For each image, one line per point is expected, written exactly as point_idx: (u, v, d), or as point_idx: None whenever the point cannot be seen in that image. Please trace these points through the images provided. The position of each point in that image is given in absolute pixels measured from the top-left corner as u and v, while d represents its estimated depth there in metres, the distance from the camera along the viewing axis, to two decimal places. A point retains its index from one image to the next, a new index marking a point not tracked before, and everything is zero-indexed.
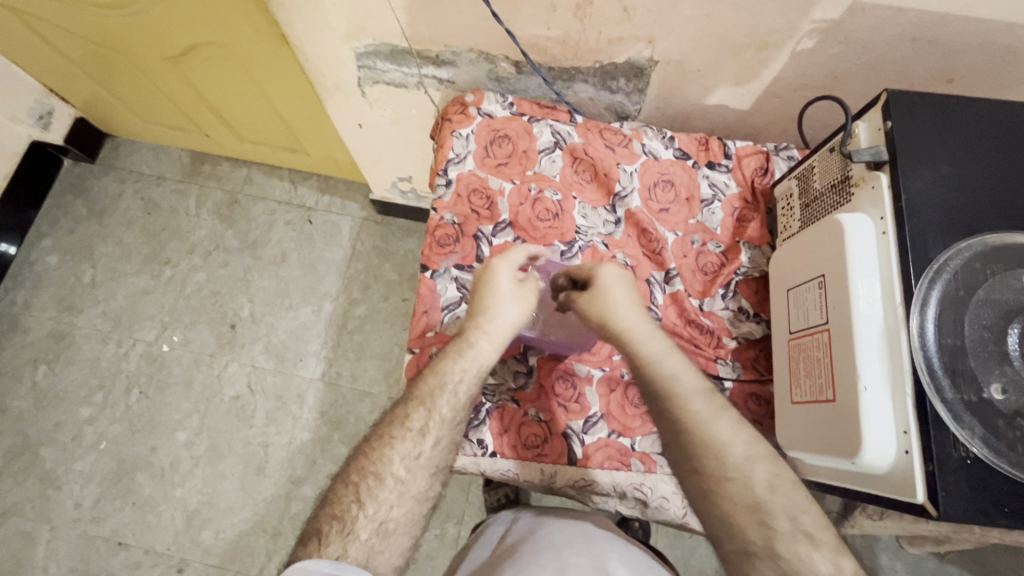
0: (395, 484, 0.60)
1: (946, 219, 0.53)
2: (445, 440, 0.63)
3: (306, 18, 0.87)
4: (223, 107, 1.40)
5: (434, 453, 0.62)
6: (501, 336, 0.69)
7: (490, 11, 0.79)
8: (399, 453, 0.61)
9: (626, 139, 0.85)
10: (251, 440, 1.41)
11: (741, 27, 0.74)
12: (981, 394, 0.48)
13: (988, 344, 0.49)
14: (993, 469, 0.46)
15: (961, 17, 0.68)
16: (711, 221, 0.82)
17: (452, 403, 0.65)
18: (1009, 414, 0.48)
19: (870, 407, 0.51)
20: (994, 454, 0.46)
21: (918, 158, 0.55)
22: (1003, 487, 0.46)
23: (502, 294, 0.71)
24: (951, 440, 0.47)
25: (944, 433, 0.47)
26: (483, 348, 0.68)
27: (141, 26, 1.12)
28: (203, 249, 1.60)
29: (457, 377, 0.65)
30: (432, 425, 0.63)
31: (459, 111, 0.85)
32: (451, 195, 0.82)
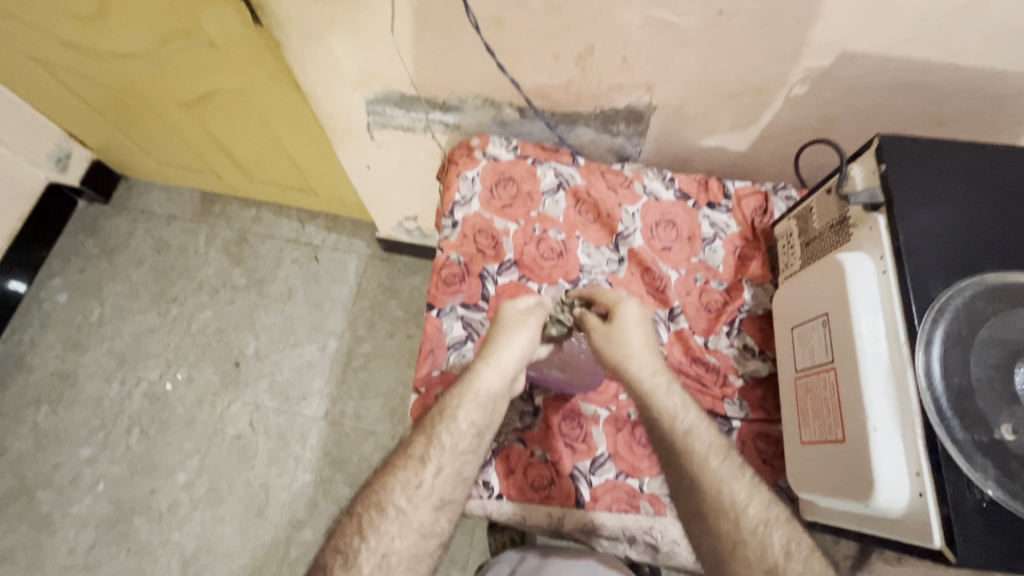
0: (396, 515, 0.61)
1: (945, 259, 0.54)
2: (448, 470, 0.64)
3: (318, 67, 0.93)
4: (236, 150, 1.45)
5: (436, 483, 0.63)
6: (507, 368, 0.69)
7: (495, 62, 0.84)
8: (400, 483, 0.62)
9: (628, 180, 0.87)
10: (251, 481, 1.39)
11: (736, 74, 0.78)
12: (992, 435, 0.48)
13: (997, 384, 0.49)
14: (1011, 513, 0.45)
15: (949, 64, 0.71)
16: (713, 259, 0.83)
17: (451, 430, 0.65)
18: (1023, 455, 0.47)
19: (880, 447, 0.50)
20: (1010, 497, 0.46)
21: (914, 200, 0.56)
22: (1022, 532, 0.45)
23: (508, 324, 0.71)
24: (965, 482, 0.46)
25: (958, 475, 0.46)
26: (490, 379, 0.68)
27: (162, 74, 1.17)
28: (210, 287, 1.62)
29: (457, 402, 0.66)
30: (432, 451, 0.64)
31: (465, 154, 0.88)
32: (457, 235, 0.84)
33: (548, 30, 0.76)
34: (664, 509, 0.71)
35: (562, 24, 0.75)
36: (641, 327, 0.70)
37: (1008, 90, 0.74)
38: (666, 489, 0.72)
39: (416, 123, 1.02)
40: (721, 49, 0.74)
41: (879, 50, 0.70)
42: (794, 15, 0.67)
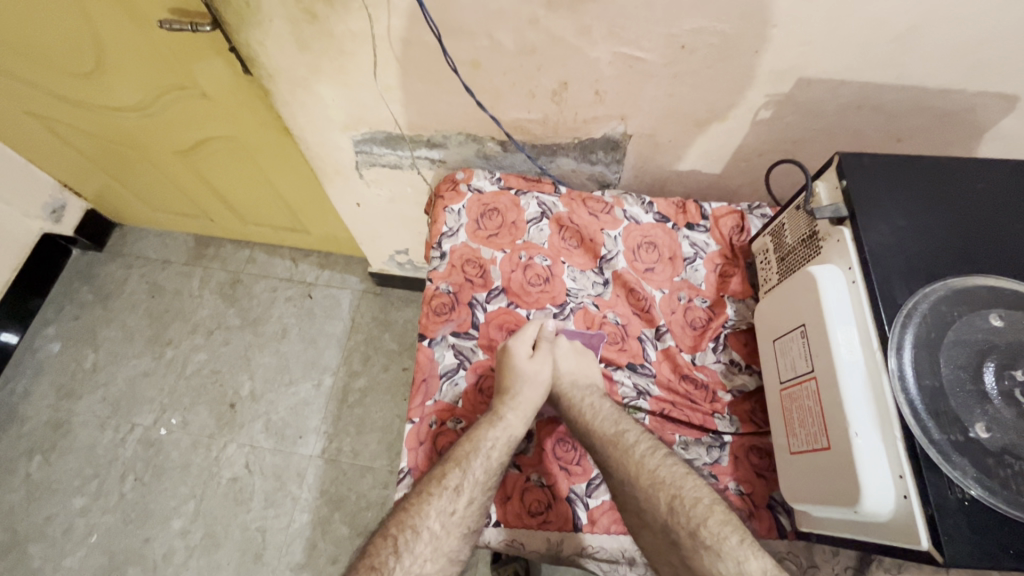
0: (430, 538, 0.63)
1: (908, 266, 0.56)
2: (478, 501, 0.67)
3: (308, 112, 0.98)
4: (229, 194, 1.48)
5: (467, 512, 0.66)
6: (525, 411, 0.73)
7: (474, 100, 0.88)
8: (437, 510, 0.64)
9: (608, 207, 0.90)
10: (248, 525, 1.37)
11: (701, 102, 0.82)
12: (967, 434, 0.49)
13: (963, 382, 0.51)
14: (991, 509, 0.47)
15: (900, 85, 0.75)
16: (695, 278, 0.85)
17: (485, 466, 0.68)
18: (997, 452, 0.49)
19: (863, 453, 0.51)
20: (988, 493, 0.47)
21: (874, 213, 0.59)
22: (1003, 527, 0.47)
23: (523, 373, 0.74)
24: (948, 482, 0.47)
25: (939, 475, 0.48)
26: (513, 422, 0.72)
27: (155, 124, 1.20)
28: (205, 329, 1.63)
29: (491, 442, 0.70)
30: (466, 484, 0.66)
31: (451, 189, 0.92)
32: (446, 266, 0.86)
33: (524, 69, 0.81)
34: None
35: (536, 64, 0.80)
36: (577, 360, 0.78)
37: (958, 107, 0.78)
38: None
39: (403, 162, 1.07)
40: (686, 80, 0.78)
41: (833, 75, 0.75)
42: (752, 46, 0.72)
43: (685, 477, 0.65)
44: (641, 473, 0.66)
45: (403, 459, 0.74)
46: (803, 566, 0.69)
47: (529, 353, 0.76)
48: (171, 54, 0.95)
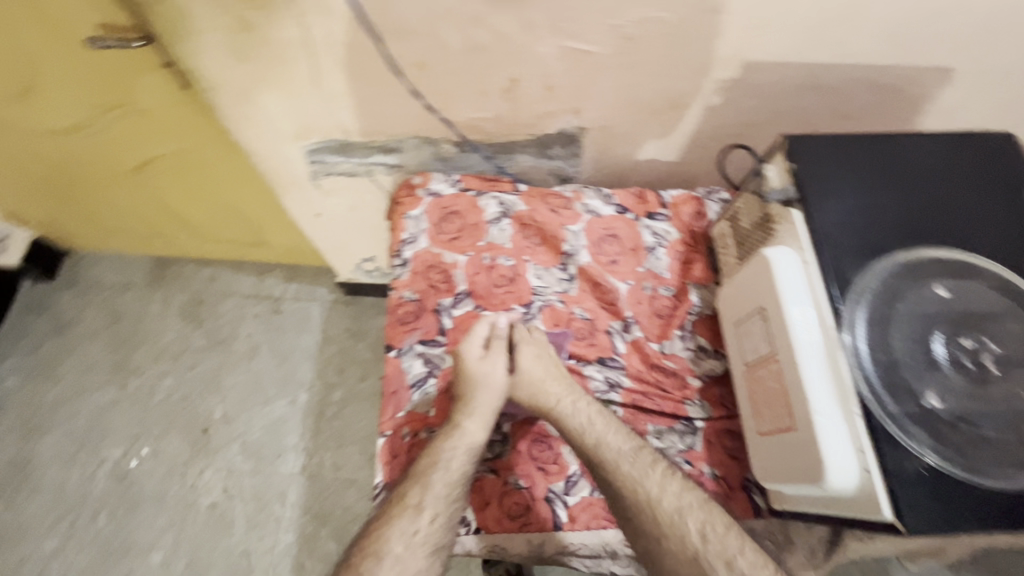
0: (395, 562, 0.61)
1: (859, 244, 0.57)
2: (442, 518, 0.65)
3: (255, 124, 0.95)
4: (184, 212, 1.43)
5: (430, 530, 0.63)
6: (484, 416, 0.71)
7: (423, 102, 0.86)
8: (399, 531, 0.63)
9: (568, 202, 0.89)
10: (232, 550, 1.35)
11: (652, 91, 0.82)
12: (922, 404, 0.51)
13: (915, 353, 0.53)
14: (949, 476, 0.48)
15: (842, 64, 0.76)
16: (658, 267, 0.86)
17: (445, 479, 0.66)
18: (951, 419, 0.50)
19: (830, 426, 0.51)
20: (945, 460, 0.49)
21: (824, 192, 0.60)
22: (963, 493, 0.48)
23: (477, 377, 0.73)
24: (909, 453, 0.49)
25: (900, 446, 0.49)
26: (472, 429, 0.70)
27: (97, 144, 1.15)
28: (171, 353, 1.58)
29: (450, 453, 0.68)
30: (427, 500, 0.65)
31: (409, 194, 0.91)
32: (409, 274, 0.85)
33: (473, 68, 0.79)
34: None
35: (485, 63, 0.78)
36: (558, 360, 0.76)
37: (899, 82, 0.79)
38: None
39: (359, 168, 1.05)
40: (637, 70, 0.78)
41: (779, 58, 0.75)
42: (697, 32, 0.72)
43: (659, 469, 0.65)
44: (615, 469, 0.65)
45: (377, 474, 0.74)
46: (780, 544, 0.70)
47: (482, 354, 0.75)
48: (106, 71, 0.91)
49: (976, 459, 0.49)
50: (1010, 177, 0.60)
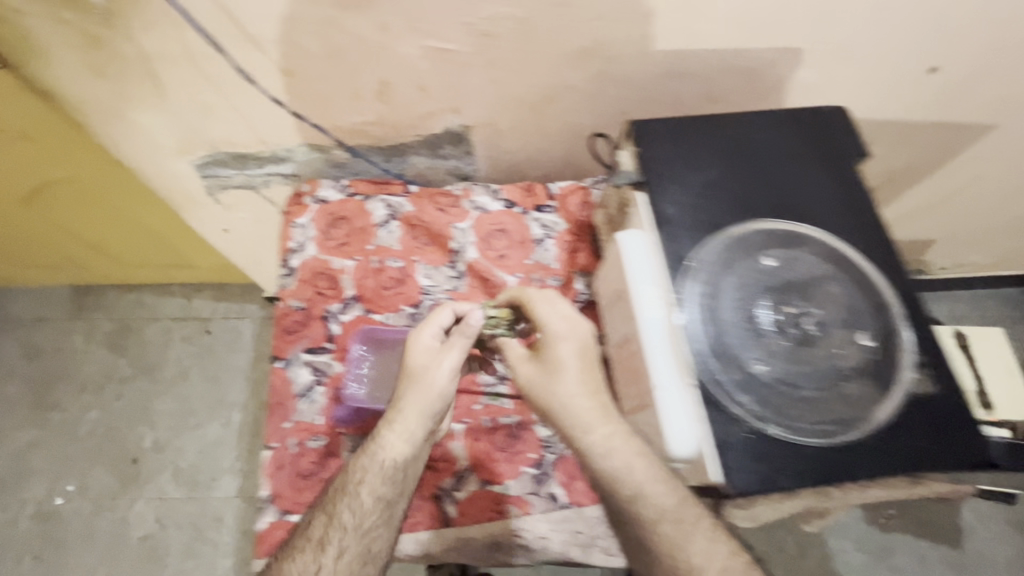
0: None
1: (694, 222, 0.59)
2: (349, 551, 0.62)
3: (135, 142, 0.93)
4: (94, 237, 1.38)
5: (337, 566, 0.60)
6: (410, 424, 0.64)
7: (290, 109, 0.85)
8: (301, 569, 0.60)
9: (456, 200, 0.90)
10: None
11: (524, 85, 0.83)
12: (747, 371, 0.53)
13: (751, 323, 0.55)
14: (770, 436, 0.50)
15: (700, 49, 0.79)
16: (546, 258, 0.87)
17: (353, 507, 0.63)
18: (773, 383, 0.53)
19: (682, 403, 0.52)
20: (766, 421, 0.51)
21: (664, 174, 0.62)
22: (783, 451, 0.50)
23: (408, 375, 0.66)
24: (748, 422, 0.50)
25: (739, 415, 0.51)
26: (390, 441, 0.64)
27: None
28: (95, 384, 1.54)
29: (359, 475, 0.64)
30: (332, 532, 0.62)
31: (295, 203, 0.90)
32: (295, 283, 0.84)
33: (339, 73, 0.79)
34: (530, 508, 0.71)
35: (349, 66, 0.78)
36: (578, 358, 0.63)
37: (757, 65, 0.82)
38: (529, 487, 0.72)
39: (255, 179, 1.03)
40: (502, 66, 0.79)
41: (636, 45, 0.77)
42: (549, 26, 0.73)
43: None
44: None
45: (263, 487, 0.72)
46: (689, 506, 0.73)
47: (437, 347, 0.66)
48: None
49: (809, 418, 0.51)
50: (835, 151, 0.64)
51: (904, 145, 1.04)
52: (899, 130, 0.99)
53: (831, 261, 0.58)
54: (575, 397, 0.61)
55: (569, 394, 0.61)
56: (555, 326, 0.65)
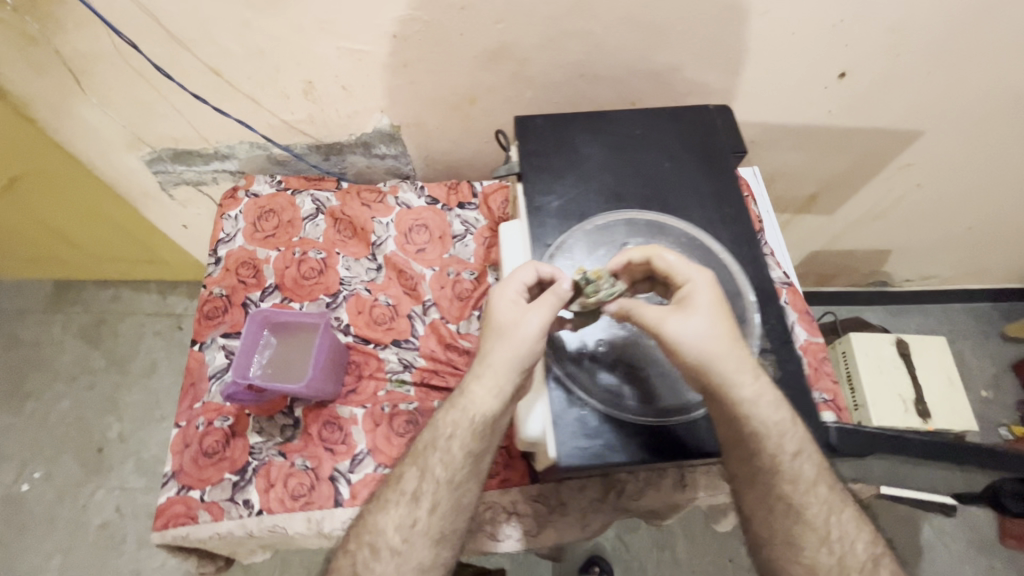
0: (391, 555, 0.60)
1: (562, 212, 0.62)
2: (443, 505, 0.61)
3: (86, 135, 0.98)
4: (71, 232, 1.41)
5: (431, 519, 0.60)
6: (498, 379, 0.57)
7: (210, 107, 0.89)
8: (393, 522, 0.61)
9: (382, 195, 0.92)
10: (121, 568, 1.36)
11: (444, 86, 0.87)
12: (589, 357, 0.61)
13: (609, 328, 0.63)
14: (602, 412, 0.57)
15: (603, 55, 0.82)
16: (464, 252, 0.90)
17: (445, 462, 0.60)
18: (609, 369, 0.61)
19: (554, 409, 0.57)
20: (601, 401, 0.58)
21: (541, 166, 0.64)
22: (612, 427, 0.57)
23: (496, 327, 0.58)
24: (608, 416, 0.57)
25: (599, 412, 0.57)
26: (478, 394, 0.58)
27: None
28: (68, 375, 1.57)
29: (449, 430, 0.61)
30: (425, 487, 0.61)
31: (230, 196, 0.93)
32: (220, 271, 0.87)
33: (264, 72, 0.83)
34: None
35: (272, 66, 0.82)
36: (714, 307, 0.55)
37: (664, 69, 0.85)
38: None
39: (204, 176, 1.07)
40: (419, 67, 0.83)
41: (542, 49, 0.81)
42: (455, 29, 0.77)
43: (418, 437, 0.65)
44: None
45: (166, 463, 0.74)
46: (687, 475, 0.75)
47: (518, 302, 0.58)
48: None
49: (661, 405, 0.59)
50: (712, 148, 0.66)
51: (836, 151, 1.05)
52: (824, 136, 1.01)
53: (690, 249, 0.61)
54: (716, 350, 0.54)
55: (706, 347, 0.53)
56: (685, 276, 0.56)
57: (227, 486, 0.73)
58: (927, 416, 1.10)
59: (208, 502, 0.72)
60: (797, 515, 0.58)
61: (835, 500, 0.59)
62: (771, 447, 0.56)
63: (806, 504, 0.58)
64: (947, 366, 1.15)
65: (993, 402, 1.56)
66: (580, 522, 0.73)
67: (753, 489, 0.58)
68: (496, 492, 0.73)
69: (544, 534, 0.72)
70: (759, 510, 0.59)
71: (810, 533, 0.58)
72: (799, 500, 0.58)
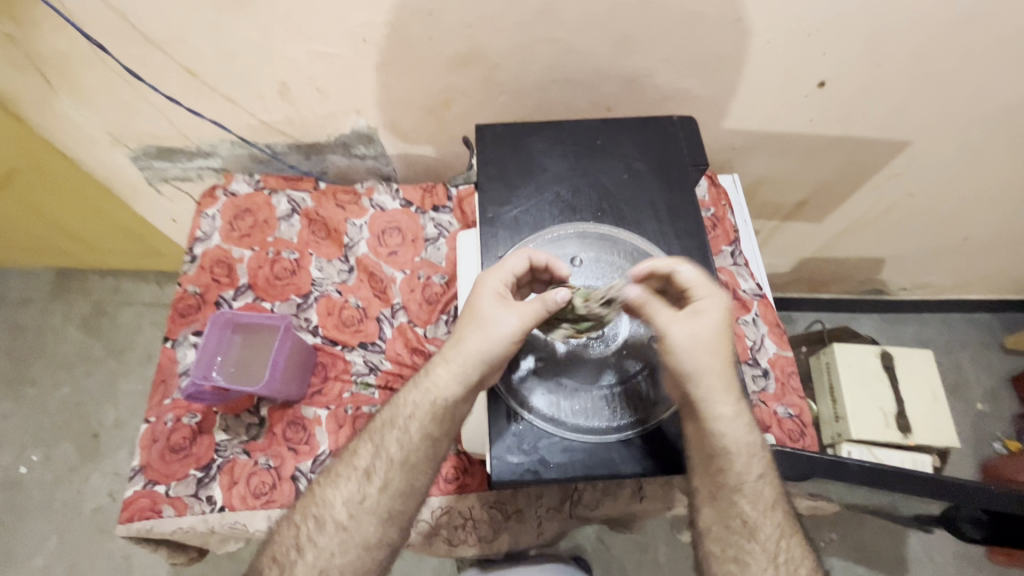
0: (336, 530, 0.59)
1: (514, 223, 0.63)
2: (395, 485, 0.60)
3: (72, 127, 0.99)
4: (74, 226, 1.38)
5: (380, 498, 0.60)
6: (466, 366, 0.57)
7: (185, 109, 0.91)
8: (342, 497, 0.60)
9: (357, 197, 0.93)
10: (113, 552, 1.38)
11: (417, 88, 0.87)
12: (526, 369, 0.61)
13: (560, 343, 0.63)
14: (535, 428, 0.58)
15: (575, 59, 0.81)
16: (435, 256, 0.90)
17: (401, 442, 0.60)
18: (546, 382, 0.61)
19: (492, 425, 0.58)
20: (533, 416, 0.59)
21: (497, 177, 0.65)
22: (546, 443, 0.57)
23: (480, 319, 0.57)
24: (544, 435, 0.58)
25: (535, 430, 0.58)
26: (443, 376, 0.58)
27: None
28: (68, 362, 1.57)
29: (410, 409, 0.60)
30: (378, 465, 0.60)
31: (208, 195, 0.94)
32: (195, 269, 0.89)
33: (236, 72, 0.84)
34: None
35: (245, 67, 0.83)
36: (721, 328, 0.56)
37: (640, 72, 0.84)
38: None
39: (189, 172, 1.08)
40: (389, 69, 0.83)
41: (511, 53, 0.80)
42: (424, 33, 0.77)
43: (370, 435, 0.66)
44: None
45: (134, 458, 0.76)
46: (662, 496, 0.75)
47: (502, 296, 0.57)
48: None
49: (600, 424, 0.59)
50: (671, 161, 0.67)
51: (823, 156, 1.03)
52: (808, 142, 0.99)
53: (637, 263, 0.62)
54: (716, 362, 0.55)
55: (704, 358, 0.54)
56: (705, 292, 0.57)
57: (191, 482, 0.75)
58: (908, 430, 1.08)
59: (173, 497, 0.75)
60: (749, 534, 0.57)
61: (787, 524, 0.58)
62: (734, 464, 0.56)
63: (760, 524, 0.56)
64: (931, 381, 1.13)
65: (990, 415, 1.52)
66: (535, 529, 0.74)
67: (710, 502, 0.58)
68: (454, 499, 0.73)
69: (499, 540, 0.74)
70: (714, 524, 0.57)
71: (760, 552, 0.56)
72: (754, 520, 0.56)
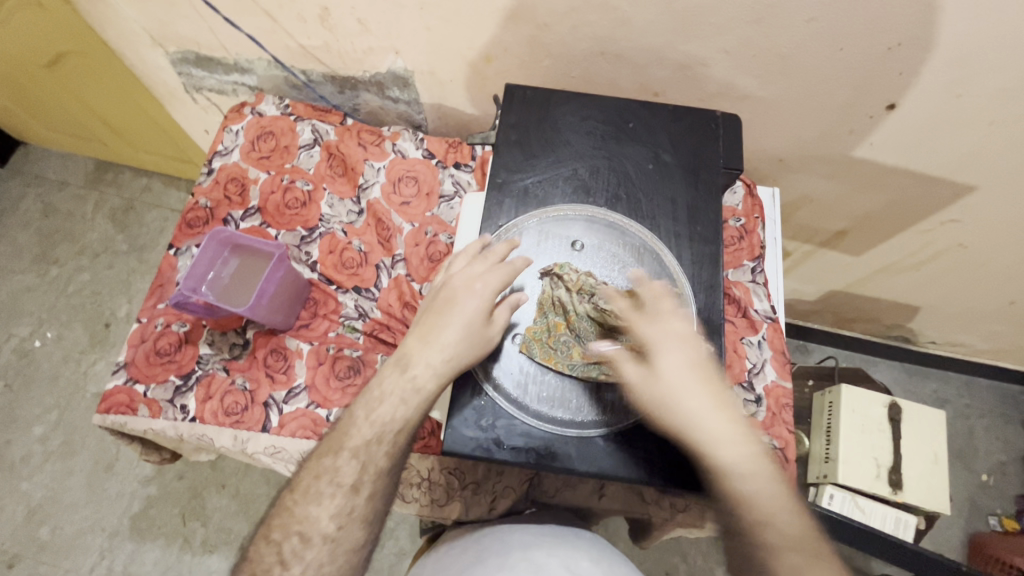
0: (343, 493, 0.56)
1: (522, 195, 0.64)
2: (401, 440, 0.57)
3: (119, 17, 0.98)
4: (114, 122, 1.37)
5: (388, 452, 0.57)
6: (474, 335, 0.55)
7: (222, 17, 0.89)
8: (347, 459, 0.56)
9: (380, 139, 0.90)
10: (106, 437, 1.42)
11: (459, 38, 0.83)
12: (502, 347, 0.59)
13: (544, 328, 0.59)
14: (497, 408, 0.57)
15: (626, 33, 0.76)
16: (446, 215, 0.87)
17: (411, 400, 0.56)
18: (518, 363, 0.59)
19: (456, 396, 0.57)
20: (497, 395, 0.58)
21: (517, 142, 0.66)
22: (505, 425, 0.57)
23: (462, 323, 0.56)
24: (504, 414, 0.57)
25: (493, 408, 0.57)
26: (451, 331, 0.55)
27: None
28: (92, 251, 1.60)
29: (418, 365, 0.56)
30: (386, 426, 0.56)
31: (236, 110, 0.93)
32: (210, 182, 0.89)
33: None
34: None
35: None
36: (710, 396, 0.51)
37: (692, 60, 0.78)
38: None
39: (224, 85, 1.08)
40: (434, 12, 0.79)
41: (562, 16, 0.75)
42: None
43: None
44: None
45: (121, 353, 0.79)
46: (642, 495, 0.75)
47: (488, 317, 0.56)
48: None
49: (563, 417, 0.58)
50: (701, 160, 0.66)
51: (876, 187, 0.95)
52: (863, 167, 0.92)
53: (641, 260, 0.62)
54: (728, 459, 0.50)
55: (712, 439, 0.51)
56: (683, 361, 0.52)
57: (169, 387, 0.77)
58: (899, 487, 1.03)
59: (150, 398, 0.77)
60: None
61: None
62: None
63: None
64: (935, 441, 1.07)
65: (993, 488, 1.43)
66: (488, 503, 0.74)
67: None
68: (417, 456, 0.76)
69: (450, 506, 0.74)
70: None
71: None
72: None
